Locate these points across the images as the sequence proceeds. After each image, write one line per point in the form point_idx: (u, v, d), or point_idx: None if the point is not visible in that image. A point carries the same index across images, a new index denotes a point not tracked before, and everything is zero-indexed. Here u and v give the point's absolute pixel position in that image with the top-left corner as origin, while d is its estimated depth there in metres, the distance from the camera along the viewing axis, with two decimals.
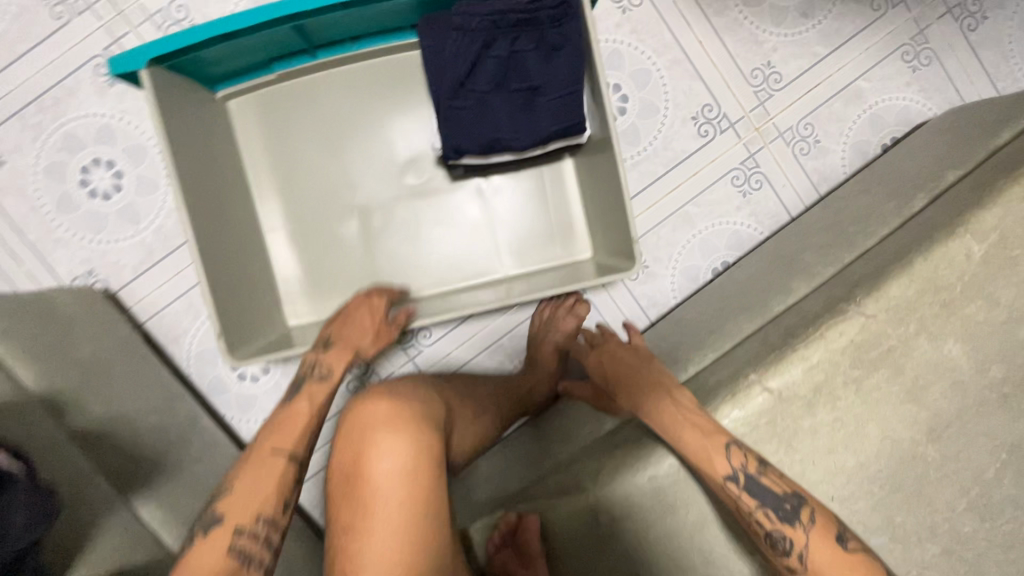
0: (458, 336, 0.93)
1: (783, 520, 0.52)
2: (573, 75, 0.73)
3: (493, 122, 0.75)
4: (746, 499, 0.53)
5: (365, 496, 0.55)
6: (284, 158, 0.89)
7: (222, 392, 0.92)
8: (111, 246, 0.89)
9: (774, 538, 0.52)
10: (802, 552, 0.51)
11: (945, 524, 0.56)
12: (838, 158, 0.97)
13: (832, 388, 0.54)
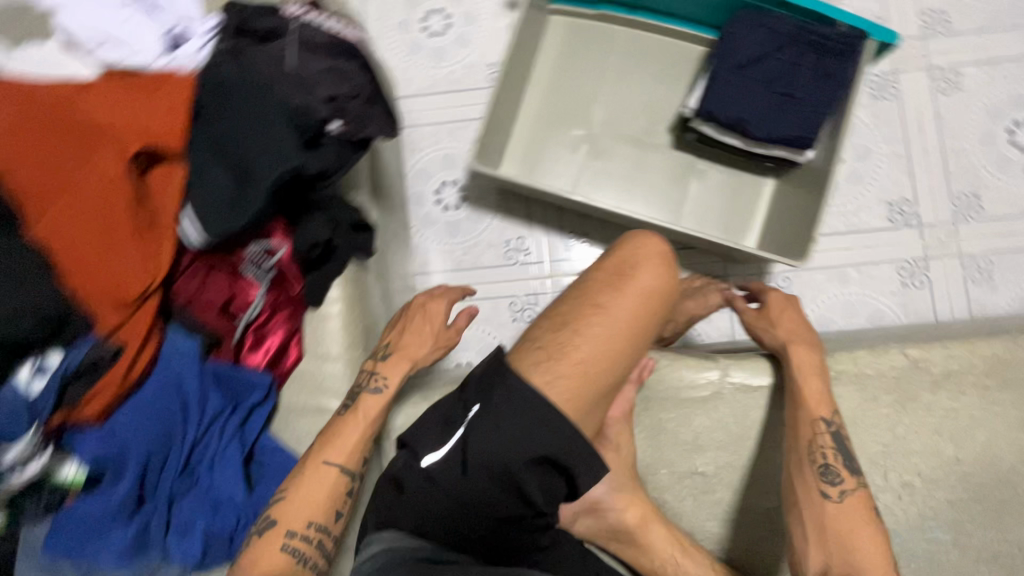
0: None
1: (847, 467, 0.66)
2: (828, 100, 0.90)
3: (747, 105, 0.92)
4: (825, 439, 0.66)
5: (622, 290, 0.66)
6: (563, 70, 1.12)
7: (419, 205, 1.12)
8: (413, 67, 1.15)
9: (828, 469, 0.65)
10: (846, 491, 0.65)
11: (995, 548, 0.66)
12: (1003, 301, 1.03)
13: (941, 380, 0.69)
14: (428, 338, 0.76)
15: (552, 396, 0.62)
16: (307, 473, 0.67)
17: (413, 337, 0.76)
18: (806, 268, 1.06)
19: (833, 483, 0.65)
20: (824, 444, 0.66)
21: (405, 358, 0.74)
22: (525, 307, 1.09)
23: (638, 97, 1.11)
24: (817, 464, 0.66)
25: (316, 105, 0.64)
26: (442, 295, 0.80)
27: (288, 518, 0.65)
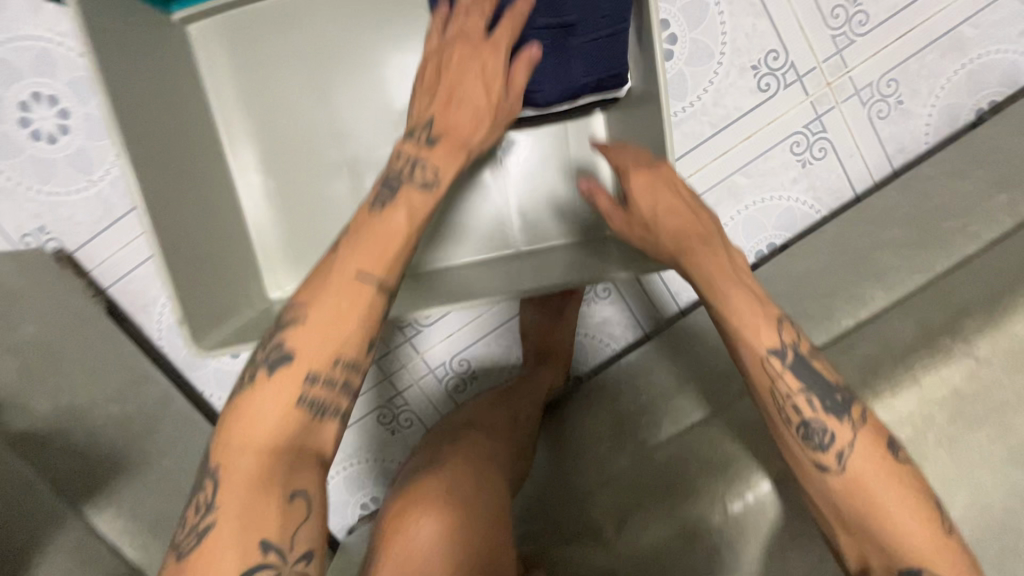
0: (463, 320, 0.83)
1: (833, 411, 0.52)
2: (616, 9, 0.58)
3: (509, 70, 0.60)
4: (788, 381, 0.53)
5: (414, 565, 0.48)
6: (258, 101, 0.75)
7: (199, 367, 0.83)
8: (62, 200, 0.76)
9: (810, 429, 0.52)
10: (842, 450, 0.51)
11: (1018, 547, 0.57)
12: (921, 125, 0.81)
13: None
14: (374, 281, 0.52)
15: None
16: (234, 469, 0.46)
17: (424, 153, 0.56)
18: None
19: (828, 449, 0.51)
20: (790, 394, 0.53)
21: (438, 129, 0.57)
22: (396, 413, 0.87)
23: (377, 84, 0.75)
24: (794, 426, 0.53)
25: None
26: (467, 38, 0.57)
27: (239, 457, 0.47)
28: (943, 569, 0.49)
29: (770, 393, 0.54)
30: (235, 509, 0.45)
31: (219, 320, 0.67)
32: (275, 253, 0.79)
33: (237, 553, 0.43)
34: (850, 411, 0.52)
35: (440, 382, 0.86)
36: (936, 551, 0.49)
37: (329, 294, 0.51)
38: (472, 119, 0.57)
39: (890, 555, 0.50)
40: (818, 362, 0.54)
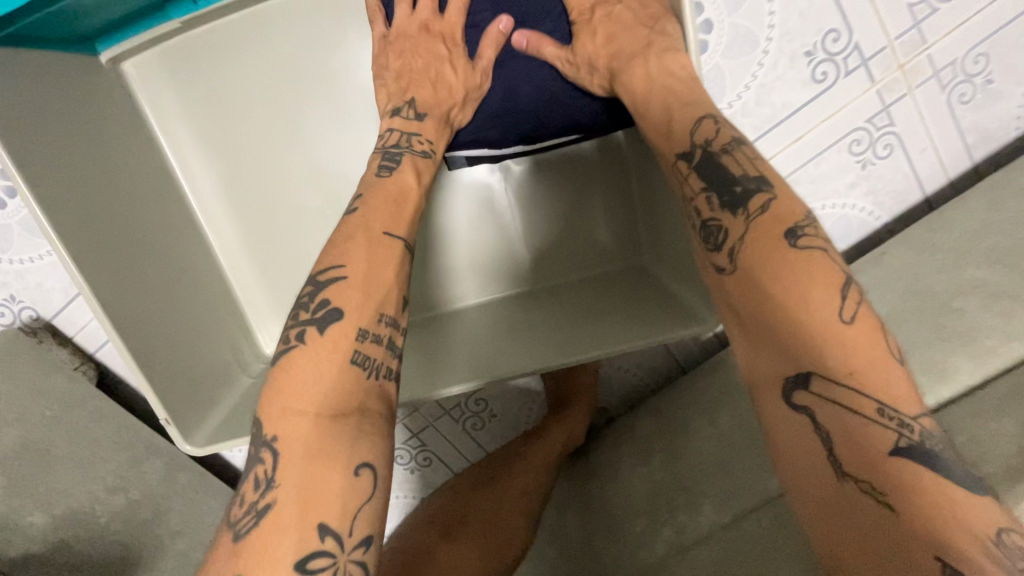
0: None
1: (726, 207, 0.39)
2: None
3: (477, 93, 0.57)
4: (693, 184, 0.42)
5: None
6: (221, 141, 0.65)
7: None
8: (27, 266, 0.69)
9: (708, 230, 0.40)
10: (735, 245, 0.38)
11: None
12: (1013, 108, 0.66)
13: None
14: (362, 322, 0.44)
15: None
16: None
17: (341, 304, 0.44)
18: None
19: (718, 246, 0.39)
20: (693, 199, 0.42)
21: (409, 172, 0.52)
22: (415, 453, 0.82)
23: (355, 111, 0.65)
24: (696, 230, 0.41)
25: None
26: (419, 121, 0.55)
27: (313, 390, 0.41)
28: (866, 369, 0.32)
29: (682, 181, 0.43)
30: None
31: (208, 403, 0.61)
32: (266, 310, 0.71)
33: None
34: (746, 201, 0.39)
35: (457, 421, 0.80)
36: (875, 362, 0.32)
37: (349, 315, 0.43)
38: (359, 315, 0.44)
39: (789, 361, 0.35)
40: (726, 159, 0.41)
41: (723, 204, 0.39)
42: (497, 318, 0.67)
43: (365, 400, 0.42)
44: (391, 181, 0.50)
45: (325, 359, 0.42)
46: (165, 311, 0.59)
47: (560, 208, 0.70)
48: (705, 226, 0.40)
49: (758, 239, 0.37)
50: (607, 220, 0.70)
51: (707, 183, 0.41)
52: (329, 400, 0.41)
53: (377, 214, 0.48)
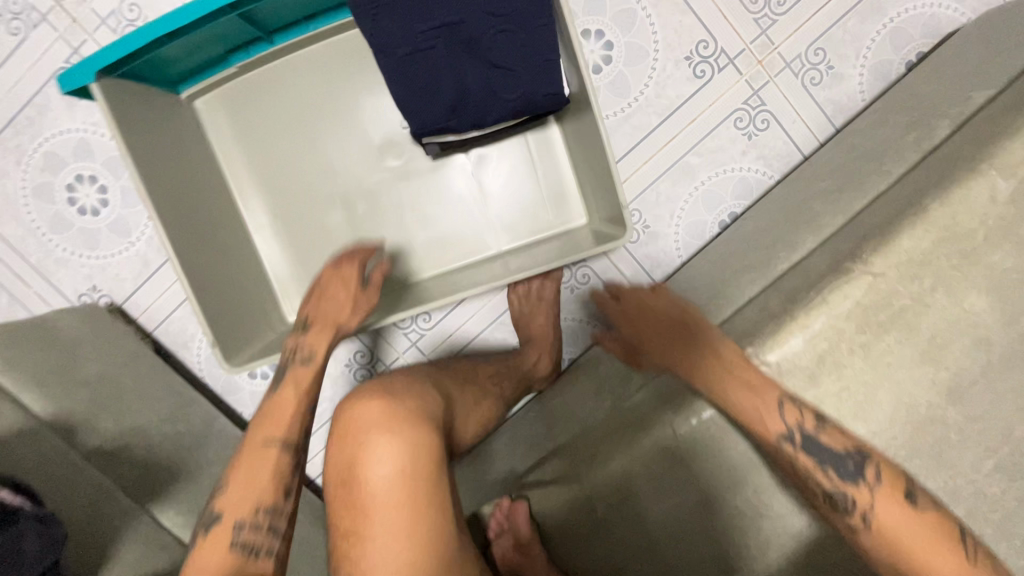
0: (496, 306, 0.92)
1: (848, 479, 0.49)
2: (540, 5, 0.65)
3: (435, 94, 0.70)
4: (803, 459, 0.50)
5: (362, 497, 0.55)
6: (259, 154, 0.86)
7: (237, 391, 0.94)
8: (108, 260, 0.90)
9: (834, 498, 0.49)
10: (866, 511, 0.48)
11: (970, 487, 0.53)
12: (855, 84, 0.87)
13: (837, 356, 0.50)
14: (240, 515, 0.58)
15: (388, 480, 0.54)
16: (353, 555, 0.54)
17: (225, 504, 0.59)
18: (646, 184, 0.89)
19: (851, 513, 0.49)
20: (797, 421, 0.50)
21: (287, 393, 0.65)
22: None
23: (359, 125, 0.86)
24: (822, 497, 0.50)
25: None
26: (311, 339, 0.68)
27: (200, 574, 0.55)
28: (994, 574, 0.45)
29: (789, 459, 0.51)
30: (389, 556, 0.53)
31: (244, 343, 0.78)
32: (289, 284, 0.89)
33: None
34: (863, 472, 0.49)
35: None
36: None
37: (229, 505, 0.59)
38: (292, 411, 0.64)
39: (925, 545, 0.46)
40: (827, 433, 0.50)
41: (843, 480, 0.49)
42: (472, 273, 0.87)
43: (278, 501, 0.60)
44: (274, 403, 0.64)
45: (210, 558, 0.56)
46: (213, 269, 0.77)
47: (518, 189, 0.90)
48: (830, 496, 0.49)
49: (886, 510, 0.48)
50: (555, 193, 0.90)
51: (822, 464, 0.50)
52: (222, 561, 0.56)
53: (285, 405, 0.64)
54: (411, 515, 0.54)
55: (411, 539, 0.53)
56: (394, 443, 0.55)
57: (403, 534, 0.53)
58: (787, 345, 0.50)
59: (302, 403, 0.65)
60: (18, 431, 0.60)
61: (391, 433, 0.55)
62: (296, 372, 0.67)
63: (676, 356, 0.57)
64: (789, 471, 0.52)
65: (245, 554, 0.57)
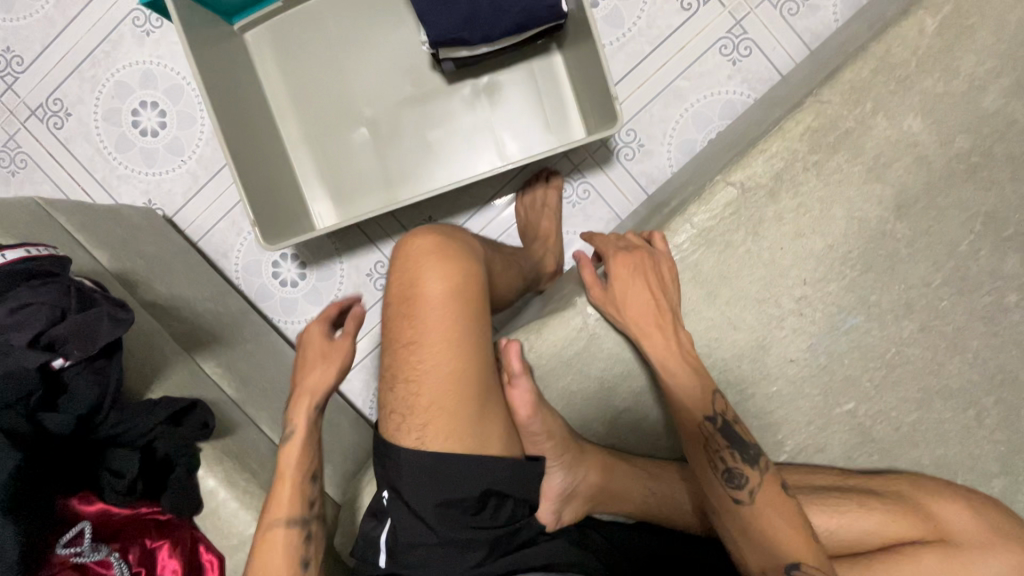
0: (503, 220, 1.01)
1: (750, 461, 0.55)
2: None
3: (448, 7, 0.82)
4: (719, 440, 0.57)
5: (414, 312, 0.58)
6: (298, 80, 0.98)
7: (268, 297, 1.04)
8: (163, 176, 1.02)
9: (732, 473, 0.55)
10: (754, 488, 0.54)
11: (923, 300, 0.58)
12: (829, 14, 0.96)
13: (793, 175, 0.57)
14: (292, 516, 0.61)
15: (438, 298, 0.57)
16: (409, 361, 0.58)
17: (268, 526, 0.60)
18: (640, 106, 0.98)
19: (742, 487, 0.54)
20: (719, 450, 0.56)
21: (303, 414, 0.64)
22: None
23: (385, 55, 0.98)
24: (719, 470, 0.56)
25: (24, 361, 0.52)
26: (316, 343, 0.67)
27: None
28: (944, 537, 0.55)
29: (706, 437, 0.57)
30: (438, 361, 0.57)
31: (278, 233, 0.88)
32: (319, 196, 1.00)
33: (463, 442, 0.56)
34: (761, 460, 0.56)
35: None
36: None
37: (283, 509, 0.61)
38: (319, 369, 0.66)
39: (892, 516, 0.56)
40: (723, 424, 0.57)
41: (744, 459, 0.55)
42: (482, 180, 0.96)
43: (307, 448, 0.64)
44: (295, 437, 0.64)
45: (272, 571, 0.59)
46: (255, 169, 0.89)
47: (524, 111, 1.00)
48: (730, 471, 0.55)
49: (768, 491, 0.54)
50: (557, 115, 1.00)
51: (732, 443, 0.56)
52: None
53: (313, 365, 0.66)
54: (462, 326, 0.57)
55: (461, 346, 0.57)
56: (449, 264, 0.59)
57: (453, 341, 0.57)
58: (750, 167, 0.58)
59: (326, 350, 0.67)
60: (90, 271, 0.71)
61: (445, 257, 0.59)
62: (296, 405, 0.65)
63: (627, 305, 0.60)
64: (697, 446, 0.57)
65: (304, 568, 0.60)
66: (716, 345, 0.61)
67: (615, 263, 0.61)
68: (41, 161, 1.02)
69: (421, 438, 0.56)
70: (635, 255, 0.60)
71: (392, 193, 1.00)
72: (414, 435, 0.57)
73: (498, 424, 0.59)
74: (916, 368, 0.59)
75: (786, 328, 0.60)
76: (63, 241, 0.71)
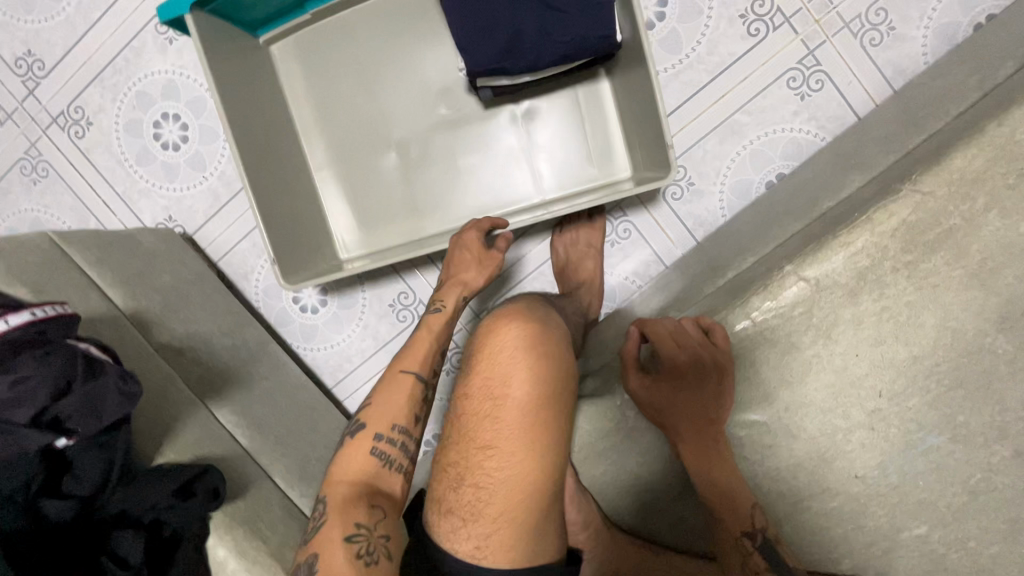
0: (538, 255, 0.94)
1: None
2: None
3: (490, 33, 0.75)
4: (757, 562, 0.52)
5: (498, 407, 0.55)
6: (325, 98, 0.92)
7: (288, 322, 1.00)
8: (184, 193, 0.98)
9: None
10: None
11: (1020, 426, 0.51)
12: (917, 46, 0.85)
13: (878, 273, 0.50)
14: (353, 513, 0.55)
15: (524, 395, 0.54)
16: (483, 467, 0.54)
17: (332, 497, 0.57)
18: (693, 141, 0.90)
19: None
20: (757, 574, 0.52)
21: (405, 378, 0.65)
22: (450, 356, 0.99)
23: (418, 74, 0.91)
24: None
25: (29, 442, 0.50)
26: (410, 347, 0.68)
27: (330, 541, 0.53)
28: None
29: (745, 559, 0.52)
30: (514, 466, 0.54)
31: (301, 265, 0.84)
32: (344, 223, 0.95)
33: (524, 555, 0.54)
34: None
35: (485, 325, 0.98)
36: None
37: (359, 459, 0.60)
38: (473, 270, 0.72)
39: None
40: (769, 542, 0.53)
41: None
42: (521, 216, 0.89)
43: (411, 425, 0.64)
44: (382, 407, 0.64)
45: (334, 538, 0.53)
46: (279, 200, 0.84)
47: (565, 142, 0.92)
48: None
49: None
50: (600, 149, 0.92)
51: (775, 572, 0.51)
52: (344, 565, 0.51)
53: (392, 394, 0.64)
54: (544, 437, 0.55)
55: (541, 455, 0.54)
56: (547, 367, 0.55)
57: (534, 451, 0.54)
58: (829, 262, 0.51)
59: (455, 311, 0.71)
60: (102, 316, 0.67)
61: (540, 357, 0.55)
62: (375, 406, 0.64)
63: (671, 404, 0.55)
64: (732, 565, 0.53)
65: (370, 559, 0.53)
66: (774, 453, 0.55)
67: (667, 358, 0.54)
68: (62, 171, 0.99)
69: (482, 544, 0.53)
70: (701, 352, 0.54)
71: (419, 223, 0.94)
72: (474, 542, 0.54)
73: (558, 532, 0.56)
74: (1003, 497, 0.52)
75: (854, 442, 0.53)
76: (75, 283, 0.67)
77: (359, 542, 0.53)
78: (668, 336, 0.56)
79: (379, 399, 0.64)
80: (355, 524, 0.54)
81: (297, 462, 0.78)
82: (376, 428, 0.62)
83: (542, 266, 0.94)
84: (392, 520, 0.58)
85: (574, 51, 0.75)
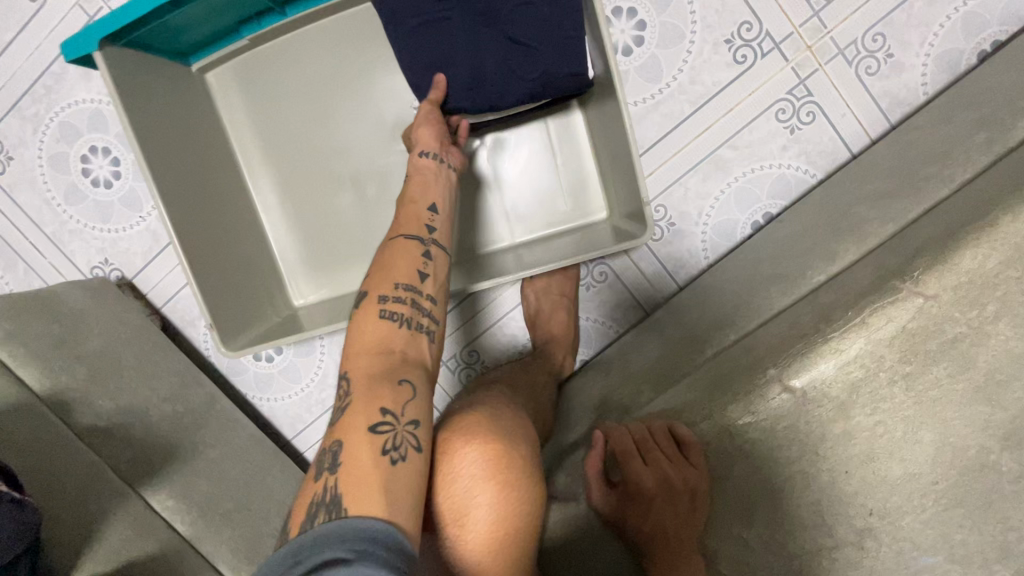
0: (508, 300, 0.88)
1: None
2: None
3: (443, 69, 0.66)
4: None
5: (452, 539, 0.49)
6: (270, 131, 0.83)
7: (242, 371, 0.93)
8: (119, 234, 0.89)
9: None
10: None
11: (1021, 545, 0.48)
12: (917, 76, 0.78)
13: (874, 385, 0.49)
14: (371, 389, 0.51)
15: (479, 529, 0.48)
16: None
17: (353, 373, 0.53)
18: (674, 178, 0.83)
19: None
20: None
21: (399, 253, 0.59)
22: None
23: (371, 104, 0.82)
24: None
25: None
26: (416, 173, 0.64)
27: (356, 443, 0.48)
28: None
29: None
30: None
31: (246, 323, 0.77)
32: (296, 267, 0.87)
33: None
34: None
35: (454, 373, 0.91)
36: None
37: (370, 328, 0.55)
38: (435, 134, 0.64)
39: None
40: None
41: None
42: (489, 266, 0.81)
43: (418, 283, 0.58)
44: (385, 255, 0.59)
45: (360, 431, 0.48)
46: (219, 252, 0.76)
47: (534, 177, 0.85)
48: None
49: None
50: (572, 186, 0.85)
51: None
52: (374, 452, 0.47)
53: (396, 259, 0.59)
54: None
55: None
56: (505, 491, 0.49)
57: None
58: (823, 368, 0.49)
59: (441, 178, 0.65)
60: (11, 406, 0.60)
61: (501, 485, 0.49)
62: (391, 249, 0.60)
63: (637, 516, 0.55)
64: None
65: (402, 452, 0.48)
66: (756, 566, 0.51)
67: (632, 473, 0.55)
68: None
69: None
70: (689, 473, 0.53)
71: None
72: None
73: None
74: None
75: (840, 559, 0.50)
76: None
77: (388, 430, 0.49)
78: (635, 448, 0.56)
79: (387, 268, 0.59)
80: (381, 418, 0.49)
81: (247, 542, 0.72)
82: (378, 293, 0.57)
83: (513, 313, 0.88)
84: (424, 398, 0.53)
85: (540, 90, 0.67)
